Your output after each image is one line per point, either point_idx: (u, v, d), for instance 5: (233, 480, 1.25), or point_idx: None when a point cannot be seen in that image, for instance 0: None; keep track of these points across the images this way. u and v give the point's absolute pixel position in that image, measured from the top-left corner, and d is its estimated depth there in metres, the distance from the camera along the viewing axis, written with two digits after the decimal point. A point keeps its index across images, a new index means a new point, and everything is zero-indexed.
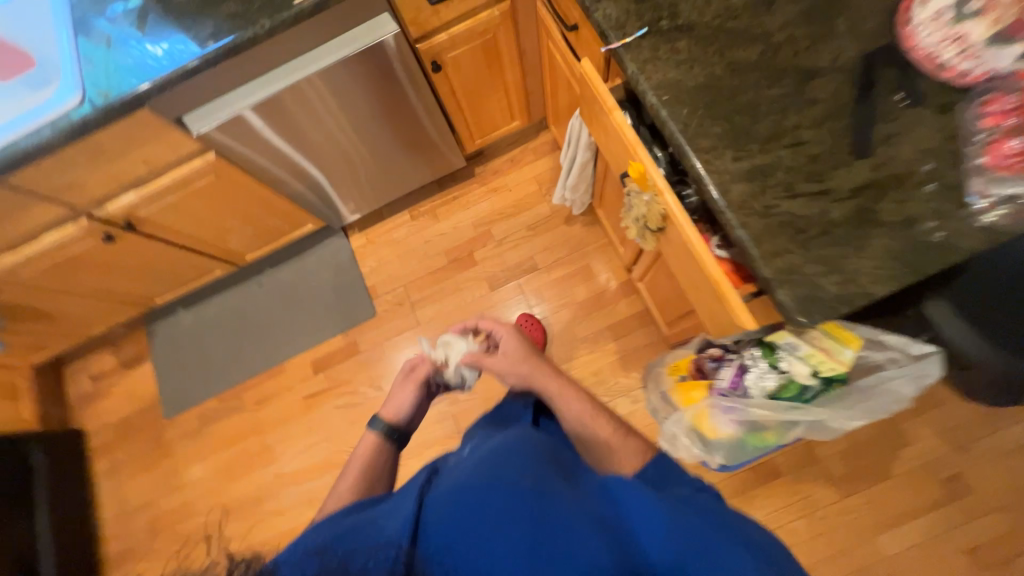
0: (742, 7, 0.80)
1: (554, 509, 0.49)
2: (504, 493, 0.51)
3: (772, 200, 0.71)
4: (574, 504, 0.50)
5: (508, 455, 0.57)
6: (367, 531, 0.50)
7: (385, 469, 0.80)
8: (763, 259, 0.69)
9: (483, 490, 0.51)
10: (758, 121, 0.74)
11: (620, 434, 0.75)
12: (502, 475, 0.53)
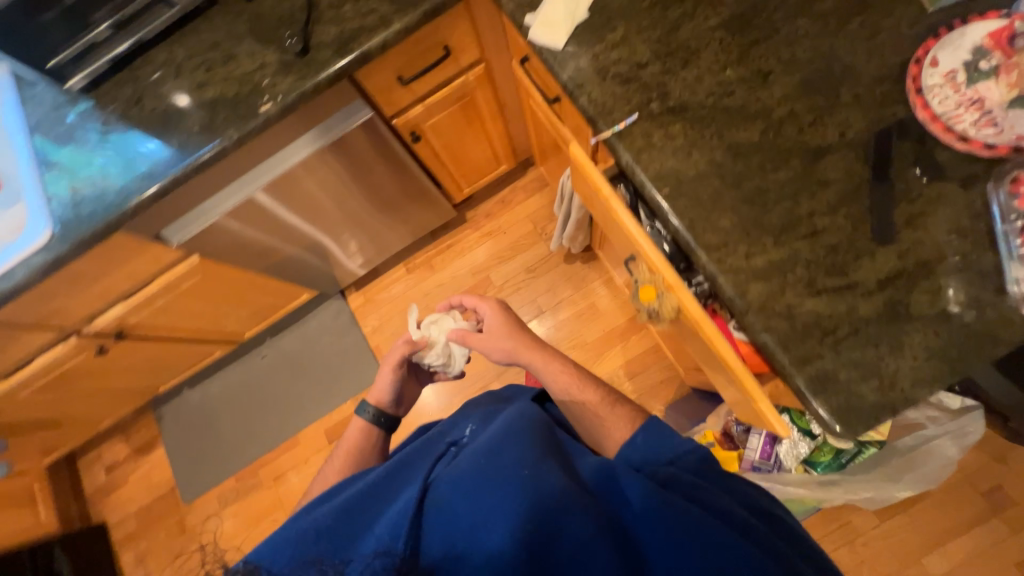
0: (736, 82, 0.75)
1: (542, 501, 0.51)
2: (494, 480, 0.53)
3: (794, 298, 0.66)
4: (568, 497, 0.51)
5: (504, 443, 0.59)
6: (365, 504, 0.55)
7: (374, 449, 0.93)
8: (793, 366, 0.64)
9: (474, 481, 0.54)
10: (768, 209, 0.69)
11: (607, 402, 0.83)
12: (495, 466, 0.55)
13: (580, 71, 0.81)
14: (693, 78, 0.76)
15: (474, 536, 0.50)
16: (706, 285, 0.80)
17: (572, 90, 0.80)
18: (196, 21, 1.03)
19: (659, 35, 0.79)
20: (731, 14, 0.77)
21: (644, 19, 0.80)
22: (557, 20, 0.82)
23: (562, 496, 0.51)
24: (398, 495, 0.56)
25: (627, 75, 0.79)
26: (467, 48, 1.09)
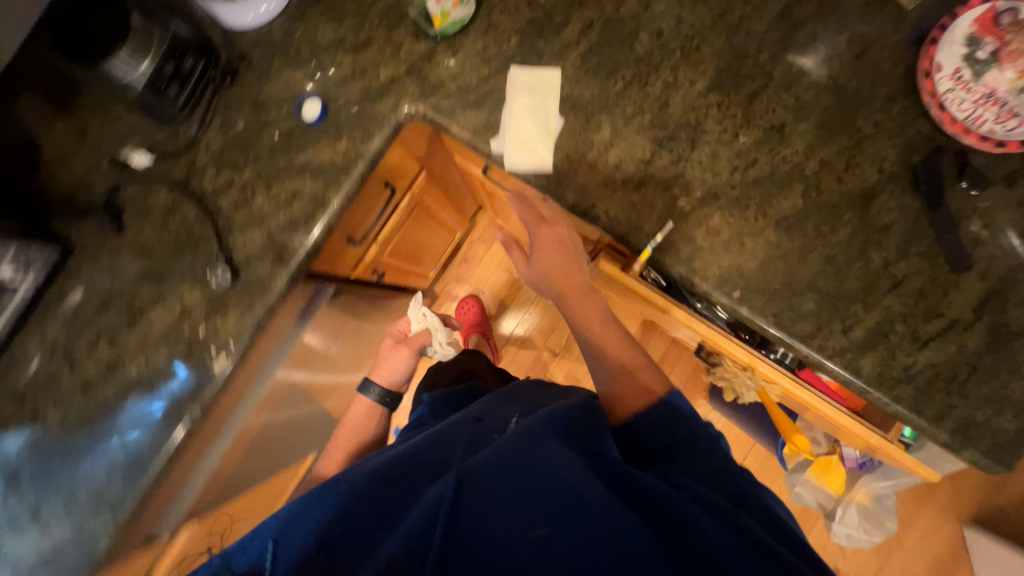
0: (755, 146, 0.67)
1: (574, 525, 0.47)
2: (523, 484, 0.50)
3: (906, 355, 0.64)
4: (601, 506, 0.48)
5: (539, 432, 0.56)
6: (381, 499, 0.55)
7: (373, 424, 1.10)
8: (934, 425, 0.63)
9: (523, 467, 0.51)
10: (844, 272, 0.65)
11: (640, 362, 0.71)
12: (530, 460, 0.52)
13: (585, 189, 0.69)
14: (709, 156, 0.68)
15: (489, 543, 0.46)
16: (788, 351, 0.77)
17: (585, 213, 0.69)
18: (58, 281, 0.75)
19: (650, 118, 0.69)
20: (716, 70, 0.69)
21: (628, 105, 0.69)
22: (531, 139, 0.69)
23: (599, 506, 0.48)
24: (417, 484, 0.55)
25: (637, 175, 0.68)
26: (406, 169, 0.91)
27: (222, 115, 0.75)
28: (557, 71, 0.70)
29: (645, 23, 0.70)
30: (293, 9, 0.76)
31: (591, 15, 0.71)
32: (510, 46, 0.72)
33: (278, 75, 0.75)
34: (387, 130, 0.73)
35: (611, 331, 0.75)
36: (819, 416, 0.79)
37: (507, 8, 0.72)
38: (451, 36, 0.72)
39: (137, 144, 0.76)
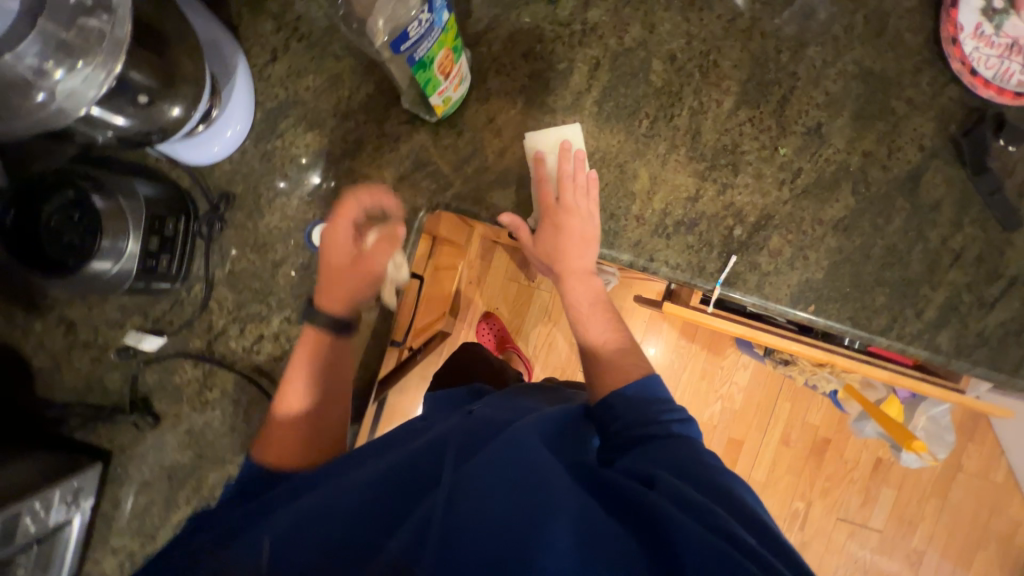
0: (797, 153, 0.65)
1: (557, 535, 0.40)
2: (503, 490, 0.43)
3: (979, 322, 0.66)
4: (583, 515, 0.41)
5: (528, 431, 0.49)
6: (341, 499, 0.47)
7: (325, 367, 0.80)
8: (1012, 377, 0.67)
9: (529, 466, 0.45)
10: (908, 259, 0.66)
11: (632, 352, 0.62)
12: (515, 462, 0.45)
13: (638, 244, 0.66)
14: (754, 177, 0.65)
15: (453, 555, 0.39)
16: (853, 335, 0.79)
17: (644, 267, 0.66)
18: (111, 492, 0.69)
19: (686, 151, 0.65)
20: (740, 83, 0.65)
21: (659, 143, 0.65)
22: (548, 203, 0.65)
23: (584, 520, 0.41)
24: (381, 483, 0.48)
25: (688, 216, 0.65)
26: (423, 249, 0.85)
27: (226, 265, 0.68)
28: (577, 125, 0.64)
29: (654, 49, 0.65)
30: (263, 126, 0.67)
31: (595, 54, 0.65)
32: (518, 111, 0.66)
33: (273, 205, 0.68)
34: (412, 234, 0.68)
35: (598, 324, 0.64)
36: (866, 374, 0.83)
37: (503, 70, 0.66)
38: (456, 116, 0.65)
39: (142, 327, 0.68)
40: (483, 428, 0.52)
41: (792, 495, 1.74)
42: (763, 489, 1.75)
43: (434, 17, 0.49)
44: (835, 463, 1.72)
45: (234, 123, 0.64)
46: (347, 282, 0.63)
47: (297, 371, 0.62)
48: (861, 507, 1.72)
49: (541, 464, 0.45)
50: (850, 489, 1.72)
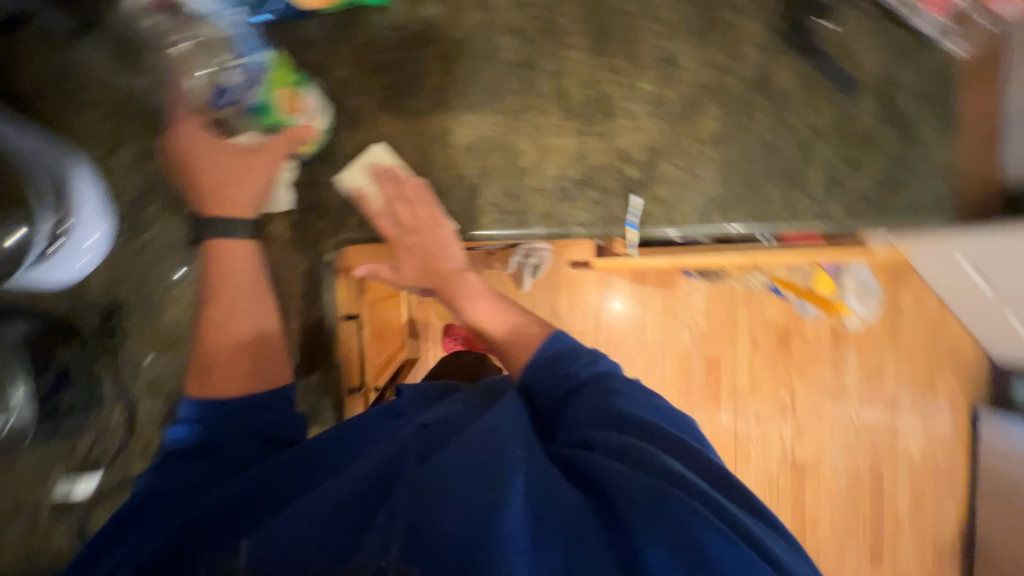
0: (657, 86, 0.69)
1: (521, 505, 0.43)
2: (471, 469, 0.46)
3: (858, 184, 0.73)
4: (542, 481, 0.46)
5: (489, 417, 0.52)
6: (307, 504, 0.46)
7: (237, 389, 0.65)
8: (899, 220, 0.74)
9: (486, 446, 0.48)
10: (782, 149, 0.71)
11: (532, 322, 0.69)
12: (478, 445, 0.48)
13: (546, 214, 0.67)
14: (628, 119, 0.68)
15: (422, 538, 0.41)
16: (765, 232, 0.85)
17: (559, 234, 0.68)
18: None
19: (559, 115, 0.67)
20: (584, 38, 0.67)
21: (533, 114, 0.67)
22: None
23: (543, 490, 0.45)
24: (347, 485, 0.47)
25: (582, 174, 0.68)
26: (349, 289, 0.82)
27: (145, 378, 0.63)
28: (382, 144, 0.65)
29: (498, 27, 0.66)
30: (126, 225, 0.62)
31: (441, 50, 0.65)
32: (388, 126, 0.65)
33: (173, 300, 0.64)
34: (325, 279, 0.67)
35: (488, 314, 0.70)
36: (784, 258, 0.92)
37: (358, 90, 0.64)
38: (324, 148, 0.65)
39: (69, 472, 0.61)
40: (447, 424, 0.54)
41: (777, 386, 1.91)
42: (751, 391, 1.90)
43: (250, 61, 0.60)
44: (803, 346, 1.89)
45: (95, 228, 0.57)
46: (227, 178, 0.61)
47: (224, 278, 0.61)
48: (835, 375, 1.93)
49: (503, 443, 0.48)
50: (821, 363, 1.92)
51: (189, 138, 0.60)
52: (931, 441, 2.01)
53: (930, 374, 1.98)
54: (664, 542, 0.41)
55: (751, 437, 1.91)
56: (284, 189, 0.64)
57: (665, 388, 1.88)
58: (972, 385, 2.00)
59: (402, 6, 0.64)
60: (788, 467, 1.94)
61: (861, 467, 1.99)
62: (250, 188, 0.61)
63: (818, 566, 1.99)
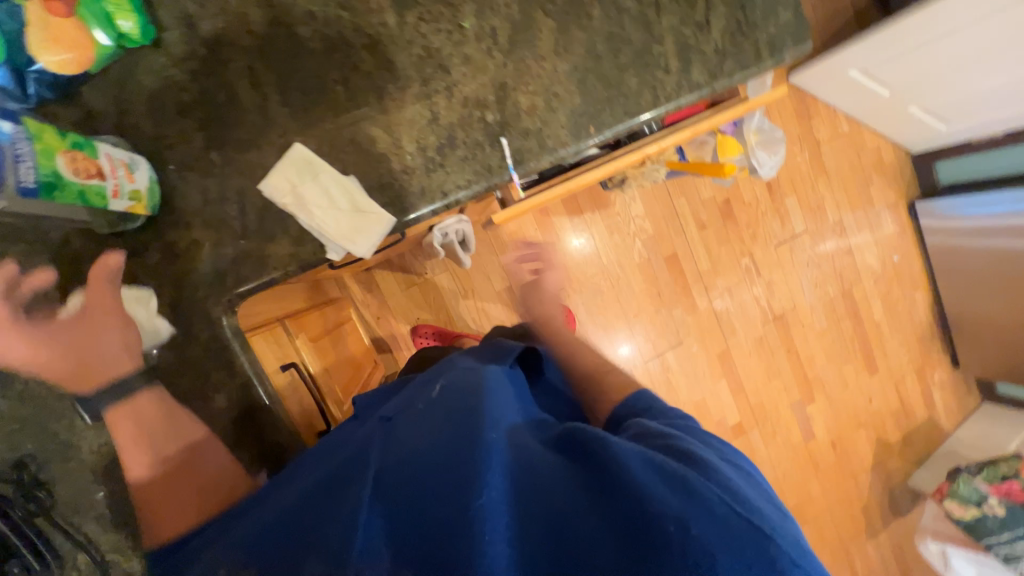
0: (481, 18, 0.65)
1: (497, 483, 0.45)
2: (456, 459, 0.47)
3: (708, 43, 0.72)
4: (520, 453, 0.48)
5: (478, 403, 0.53)
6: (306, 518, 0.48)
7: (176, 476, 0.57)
8: (759, 61, 0.74)
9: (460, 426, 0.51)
10: (627, 36, 0.69)
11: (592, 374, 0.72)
12: (463, 434, 0.50)
13: (425, 189, 0.65)
14: (465, 63, 0.65)
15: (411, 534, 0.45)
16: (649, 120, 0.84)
17: (445, 204, 0.66)
18: None
19: (395, 86, 0.63)
20: None
21: (368, 96, 0.62)
22: (331, 212, 0.61)
23: (528, 468, 0.47)
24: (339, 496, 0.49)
25: (443, 137, 0.65)
26: (270, 340, 0.78)
27: (98, 514, 0.59)
28: (299, 145, 0.60)
29: (291, 19, 0.60)
30: None
31: (243, 63, 0.59)
32: (223, 168, 0.59)
33: (84, 427, 0.58)
34: (235, 344, 0.62)
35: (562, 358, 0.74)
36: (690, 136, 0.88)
37: (173, 141, 0.58)
38: (165, 213, 0.58)
39: None
40: (436, 414, 0.55)
41: (737, 256, 1.98)
42: (715, 270, 1.96)
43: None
44: (745, 210, 1.98)
45: None
46: (90, 346, 0.53)
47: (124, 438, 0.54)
48: (782, 225, 2.03)
49: (488, 427, 0.50)
50: (767, 219, 2.01)
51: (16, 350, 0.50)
52: (884, 247, 2.16)
53: (860, 190, 2.12)
54: (664, 500, 0.42)
55: (732, 310, 1.99)
56: (155, 316, 0.58)
57: (638, 300, 1.92)
58: (898, 184, 2.15)
59: (177, 33, 0.57)
60: (772, 322, 2.05)
61: (834, 296, 2.11)
62: (117, 340, 0.54)
63: (827, 395, 2.14)
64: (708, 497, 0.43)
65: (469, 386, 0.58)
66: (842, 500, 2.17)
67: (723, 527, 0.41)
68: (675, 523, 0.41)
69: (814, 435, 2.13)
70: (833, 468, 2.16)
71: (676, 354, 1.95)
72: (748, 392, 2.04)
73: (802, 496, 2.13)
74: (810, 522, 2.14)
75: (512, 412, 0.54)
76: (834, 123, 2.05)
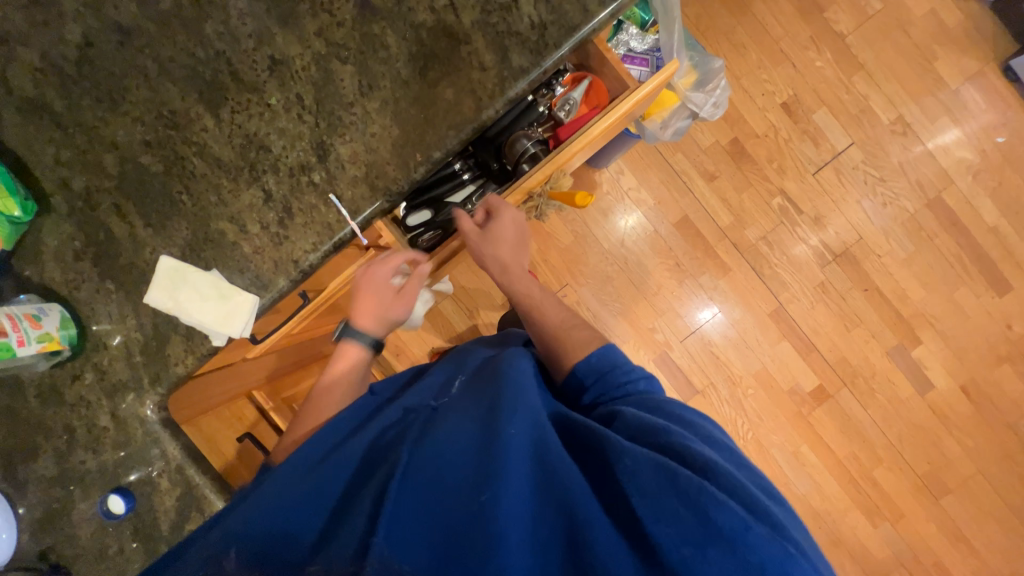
0: (284, 90, 0.67)
1: (511, 493, 0.45)
2: (479, 454, 0.49)
3: (521, 21, 0.66)
4: (537, 459, 0.48)
5: (500, 397, 0.54)
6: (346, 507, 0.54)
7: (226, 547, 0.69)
8: (585, 15, 0.65)
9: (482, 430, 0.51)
10: (430, 49, 0.66)
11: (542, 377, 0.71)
12: (484, 435, 0.50)
13: (277, 263, 0.69)
14: (281, 136, 0.68)
15: (431, 537, 0.46)
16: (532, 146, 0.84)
17: (301, 270, 0.69)
18: None
19: (228, 179, 0.68)
20: (200, 101, 0.68)
21: (207, 196, 0.69)
22: (203, 303, 0.68)
23: (545, 461, 0.47)
24: (372, 486, 0.52)
25: (280, 211, 0.68)
26: (219, 421, 0.88)
27: None
28: (164, 257, 0.68)
29: (133, 152, 0.69)
30: (8, 489, 0.71)
31: (109, 202, 0.69)
32: (118, 293, 0.70)
33: (77, 519, 0.72)
34: (165, 434, 0.72)
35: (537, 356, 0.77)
36: (622, 120, 0.84)
37: (80, 282, 0.70)
38: (87, 340, 0.71)
39: None
40: (460, 408, 0.57)
41: (765, 198, 1.71)
42: (742, 222, 1.71)
43: None
44: (761, 145, 1.70)
45: None
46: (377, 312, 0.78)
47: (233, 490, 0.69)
48: (817, 146, 1.69)
49: (507, 421, 0.50)
50: (794, 146, 1.70)
51: (371, 277, 0.78)
52: (978, 131, 1.67)
53: (922, 71, 1.67)
54: (681, 517, 0.41)
55: (776, 260, 1.71)
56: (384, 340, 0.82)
57: (658, 276, 1.73)
58: (977, 48, 1.66)
59: (59, 194, 0.69)
60: (834, 262, 1.71)
61: (916, 211, 1.69)
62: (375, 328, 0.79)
63: (938, 331, 1.70)
64: (731, 514, 0.41)
65: (494, 381, 0.59)
66: (1000, 457, 1.69)
67: (747, 548, 0.40)
68: (696, 541, 0.41)
69: (934, 384, 1.71)
70: (974, 420, 1.70)
71: (715, 324, 1.73)
72: (823, 350, 1.71)
73: (936, 461, 1.70)
74: (957, 491, 1.70)
75: (535, 405, 0.53)
76: (859, 5, 1.67)
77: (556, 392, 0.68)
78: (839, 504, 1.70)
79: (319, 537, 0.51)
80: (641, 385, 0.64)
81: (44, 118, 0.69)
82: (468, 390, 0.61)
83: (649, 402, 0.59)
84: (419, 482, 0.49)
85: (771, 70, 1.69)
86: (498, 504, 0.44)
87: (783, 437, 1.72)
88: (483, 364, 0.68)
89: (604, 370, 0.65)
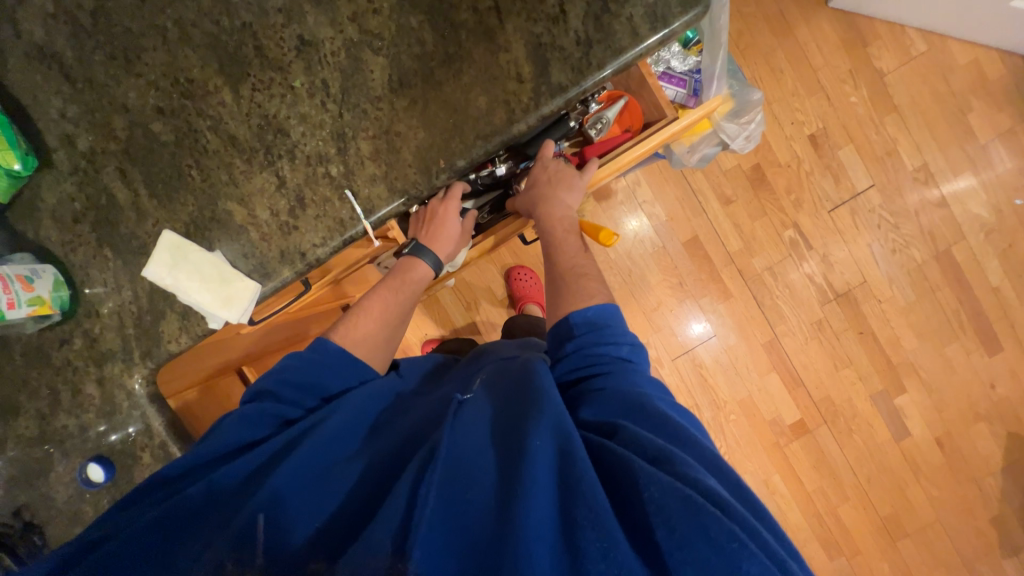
0: (310, 74, 0.64)
1: (539, 510, 0.44)
2: (508, 476, 0.48)
3: (566, 35, 0.63)
4: (561, 475, 0.47)
5: (524, 410, 0.54)
6: (360, 505, 0.52)
7: None
8: (630, 41, 0.62)
9: (507, 443, 0.51)
10: (466, 50, 0.63)
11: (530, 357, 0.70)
12: (510, 448, 0.50)
13: (284, 252, 0.66)
14: (302, 121, 0.65)
15: (457, 546, 0.45)
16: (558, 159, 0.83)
17: (307, 261, 0.66)
18: None
19: (242, 159, 0.66)
20: (219, 73, 0.65)
21: (218, 172, 0.66)
22: (202, 285, 0.65)
23: (570, 489, 0.46)
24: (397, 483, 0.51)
25: (292, 199, 0.66)
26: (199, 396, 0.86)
27: None
28: (167, 231, 0.66)
29: (144, 117, 0.66)
30: None
31: (114, 166, 0.66)
32: (115, 261, 0.68)
33: (55, 482, 0.71)
34: (150, 408, 0.71)
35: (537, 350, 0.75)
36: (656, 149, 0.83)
37: (76, 245, 0.67)
38: (79, 304, 0.69)
39: None
40: (484, 417, 0.56)
41: (777, 229, 1.69)
42: (751, 250, 1.70)
43: None
44: (781, 174, 1.68)
45: None
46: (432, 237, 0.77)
47: None
48: (836, 183, 1.68)
49: (533, 434, 0.50)
50: (814, 179, 1.68)
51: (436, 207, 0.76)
52: (998, 190, 1.66)
53: (955, 120, 1.65)
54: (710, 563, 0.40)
55: (778, 292, 1.71)
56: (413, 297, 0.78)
57: (659, 291, 1.73)
58: (1013, 106, 1.63)
59: (61, 151, 0.66)
60: (835, 301, 1.71)
61: (923, 262, 1.69)
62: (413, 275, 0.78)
63: (923, 382, 1.73)
64: (761, 567, 0.40)
65: (513, 387, 0.59)
66: (961, 509, 1.74)
67: None
68: None
69: (910, 432, 1.74)
70: (942, 470, 1.74)
71: (708, 347, 1.73)
72: (810, 386, 1.73)
73: (900, 505, 1.75)
74: (914, 535, 1.75)
75: (560, 415, 0.52)
76: (904, 44, 1.62)
77: (553, 358, 0.65)
78: (800, 535, 1.74)
79: (334, 530, 0.51)
80: (624, 351, 0.62)
81: (52, 68, 0.65)
82: (485, 393, 0.60)
83: (636, 390, 0.57)
84: (443, 490, 0.48)
85: (805, 100, 1.65)
86: (529, 517, 0.44)
87: (757, 464, 1.75)
88: (503, 367, 0.65)
89: (595, 326, 0.64)
